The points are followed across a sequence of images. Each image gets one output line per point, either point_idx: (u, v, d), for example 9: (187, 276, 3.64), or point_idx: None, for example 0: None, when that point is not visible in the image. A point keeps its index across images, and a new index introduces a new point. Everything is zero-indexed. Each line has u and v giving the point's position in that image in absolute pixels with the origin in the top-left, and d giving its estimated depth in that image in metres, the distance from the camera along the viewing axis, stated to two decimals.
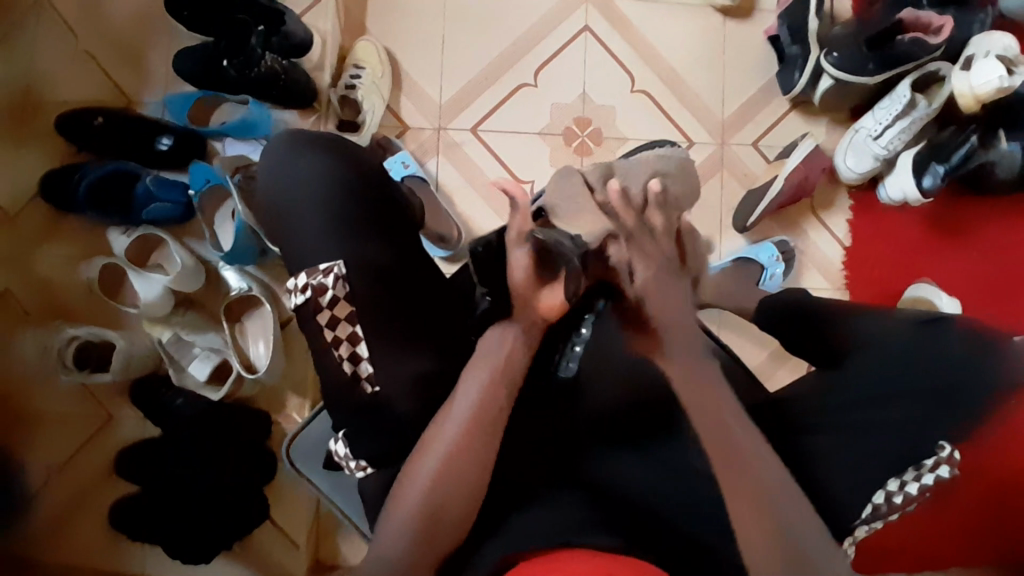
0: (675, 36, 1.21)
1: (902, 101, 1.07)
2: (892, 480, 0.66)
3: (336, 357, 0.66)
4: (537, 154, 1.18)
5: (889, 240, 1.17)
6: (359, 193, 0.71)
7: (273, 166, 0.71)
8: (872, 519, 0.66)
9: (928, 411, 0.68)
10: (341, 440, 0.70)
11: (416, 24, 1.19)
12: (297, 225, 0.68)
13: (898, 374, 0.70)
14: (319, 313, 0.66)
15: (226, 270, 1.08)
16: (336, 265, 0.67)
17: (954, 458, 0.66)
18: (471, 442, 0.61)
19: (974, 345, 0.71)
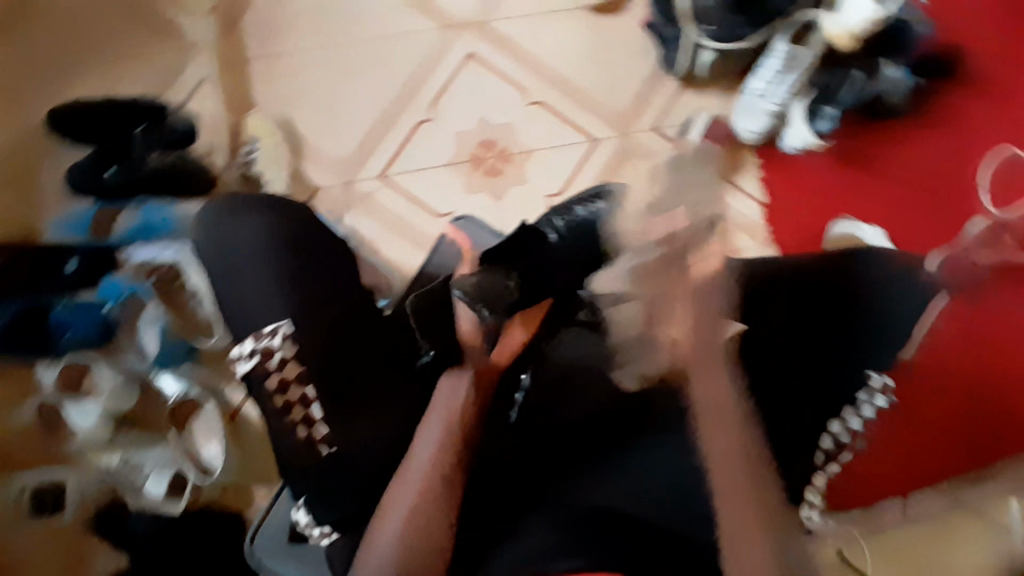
0: (558, 41, 1.23)
1: (782, 56, 1.11)
2: (836, 422, 0.75)
3: (290, 422, 0.70)
4: (450, 186, 1.18)
5: (803, 189, 1.22)
6: (298, 248, 0.78)
7: (216, 240, 0.77)
8: (828, 461, 0.76)
9: (858, 351, 0.78)
10: (303, 508, 0.72)
11: (301, 85, 1.19)
12: (239, 288, 0.75)
13: (824, 322, 0.79)
14: (267, 377, 0.71)
15: (160, 378, 1.03)
16: (282, 325, 0.73)
17: (885, 385, 0.77)
18: (430, 491, 0.65)
19: (882, 277, 0.80)
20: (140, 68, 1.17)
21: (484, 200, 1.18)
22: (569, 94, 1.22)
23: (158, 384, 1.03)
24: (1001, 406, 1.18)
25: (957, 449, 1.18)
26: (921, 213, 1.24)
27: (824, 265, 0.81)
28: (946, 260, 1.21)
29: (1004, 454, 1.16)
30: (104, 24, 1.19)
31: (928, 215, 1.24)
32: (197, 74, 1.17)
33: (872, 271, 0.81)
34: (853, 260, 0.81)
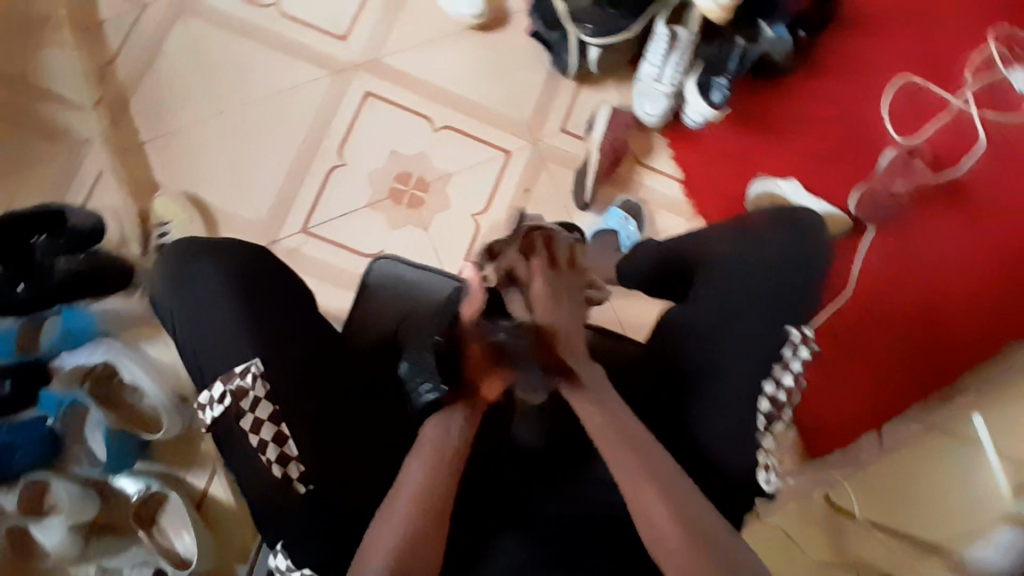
0: (449, 65, 1.25)
1: (664, 38, 1.17)
2: (769, 382, 0.73)
3: (266, 461, 0.70)
4: (375, 225, 1.19)
5: (714, 157, 1.25)
6: (262, 282, 0.76)
7: (178, 284, 0.75)
8: (769, 425, 0.73)
9: (774, 306, 0.75)
10: (279, 554, 0.68)
11: (204, 159, 1.18)
12: (206, 337, 0.73)
13: (734, 284, 0.77)
14: (243, 417, 0.70)
15: (119, 480, 1.01)
16: (252, 364, 0.71)
17: (806, 335, 0.74)
18: (424, 511, 0.64)
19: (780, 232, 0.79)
20: (36, 173, 1.15)
21: (413, 232, 1.19)
22: (472, 113, 1.23)
23: (119, 485, 1.01)
24: (941, 329, 1.25)
25: (908, 375, 1.24)
26: (830, 161, 1.29)
27: (735, 233, 0.80)
28: (866, 196, 1.27)
29: (954, 376, 1.23)
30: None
31: (835, 159, 1.29)
32: (96, 167, 1.16)
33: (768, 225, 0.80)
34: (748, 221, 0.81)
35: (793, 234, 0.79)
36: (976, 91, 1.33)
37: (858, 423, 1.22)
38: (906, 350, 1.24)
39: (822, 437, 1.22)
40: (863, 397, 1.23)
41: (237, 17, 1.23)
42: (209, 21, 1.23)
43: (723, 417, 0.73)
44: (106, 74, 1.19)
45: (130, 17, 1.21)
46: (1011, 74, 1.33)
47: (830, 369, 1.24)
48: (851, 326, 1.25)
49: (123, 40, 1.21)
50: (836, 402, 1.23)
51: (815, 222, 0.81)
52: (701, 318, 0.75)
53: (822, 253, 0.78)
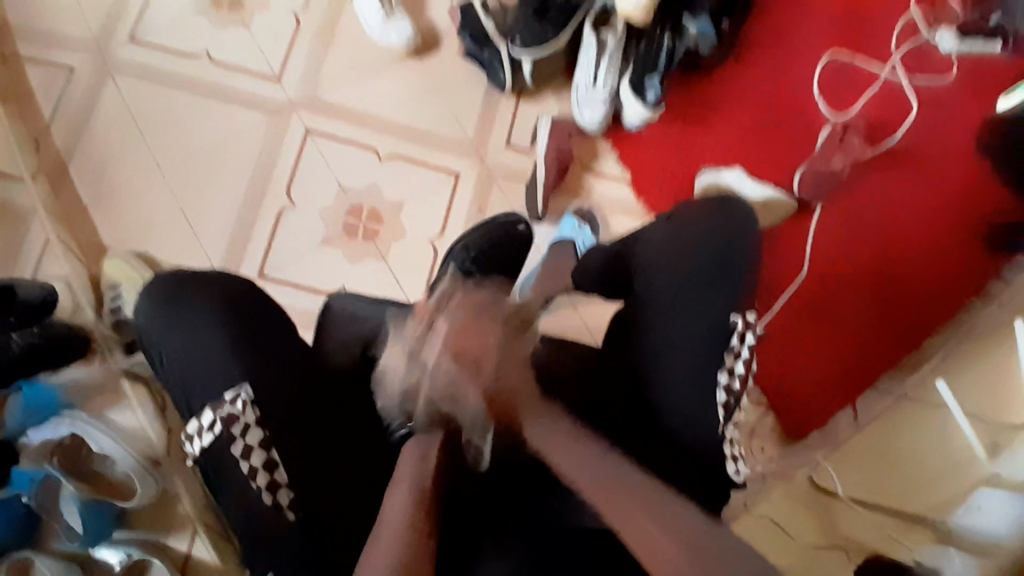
0: (387, 94, 1.26)
1: (594, 45, 1.20)
2: (723, 373, 0.74)
3: (257, 488, 0.71)
4: (333, 261, 1.19)
5: (658, 154, 1.28)
6: (250, 318, 0.77)
7: (171, 318, 0.77)
8: (729, 416, 0.75)
9: (718, 295, 0.76)
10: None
11: (151, 216, 1.17)
12: (199, 370, 0.75)
13: (677, 278, 0.78)
14: (233, 444, 0.72)
15: (99, 550, 0.98)
16: (242, 391, 0.73)
17: (749, 321, 0.76)
18: (417, 537, 0.59)
19: (709, 220, 0.81)
20: None
21: (372, 263, 1.19)
22: (415, 139, 1.24)
23: (97, 557, 0.99)
24: (905, 292, 1.27)
25: (879, 342, 1.23)
26: (772, 143, 1.32)
27: (669, 224, 0.83)
28: (809, 174, 1.29)
29: (928, 335, 1.23)
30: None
31: (775, 142, 1.32)
32: (41, 237, 1.14)
33: (695, 216, 0.82)
34: (679, 212, 0.84)
35: (721, 220, 0.81)
36: (898, 61, 1.37)
37: (845, 396, 1.20)
38: (875, 318, 1.25)
39: (804, 416, 1.18)
40: (837, 370, 1.22)
41: (167, 70, 1.23)
42: (139, 78, 1.22)
43: (687, 415, 0.74)
44: (40, 143, 1.18)
45: (58, 83, 1.21)
46: (935, 37, 1.39)
47: (798, 347, 1.24)
48: (813, 301, 1.26)
49: (54, 107, 1.20)
50: (810, 378, 1.21)
51: (742, 205, 0.83)
52: (648, 324, 0.77)
53: (751, 236, 0.81)
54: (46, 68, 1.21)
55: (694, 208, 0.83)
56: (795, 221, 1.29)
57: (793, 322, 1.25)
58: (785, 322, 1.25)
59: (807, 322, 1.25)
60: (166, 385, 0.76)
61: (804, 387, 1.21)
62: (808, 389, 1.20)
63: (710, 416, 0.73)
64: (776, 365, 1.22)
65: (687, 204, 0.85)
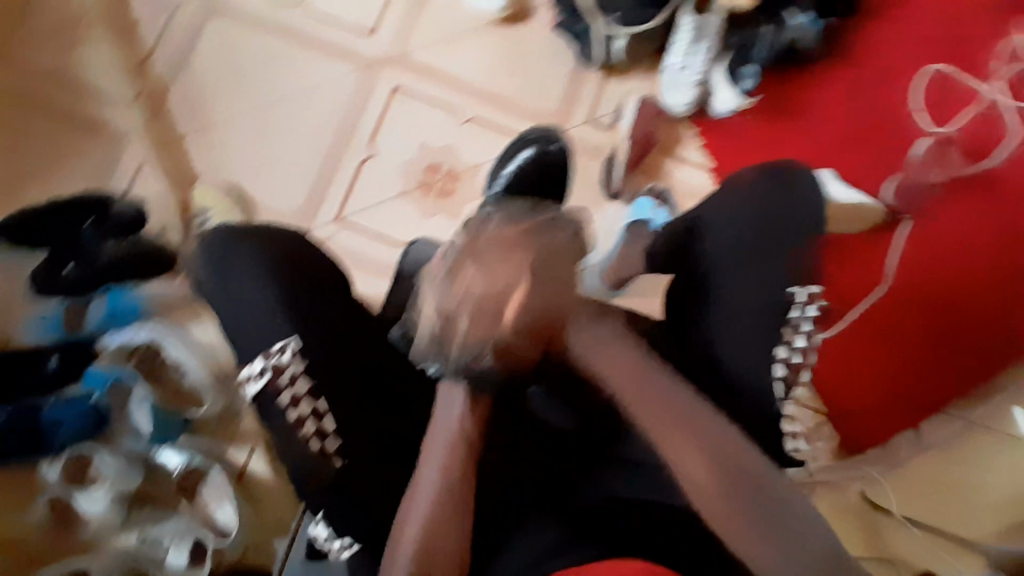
0: (471, 59, 1.27)
1: (689, 28, 1.18)
2: (783, 349, 0.74)
3: (303, 437, 0.71)
4: (406, 215, 1.21)
5: (738, 143, 1.25)
6: (295, 266, 0.78)
7: (216, 265, 0.79)
8: (787, 390, 0.75)
9: (782, 270, 0.74)
10: (322, 523, 0.74)
11: (240, 151, 1.23)
12: (248, 311, 0.75)
13: (742, 251, 0.77)
14: (279, 395, 0.71)
15: (162, 453, 1.05)
16: (290, 342, 0.73)
17: (812, 294, 0.73)
18: (450, 496, 0.65)
19: (779, 190, 0.78)
20: (76, 165, 1.20)
21: (442, 221, 1.21)
22: (496, 104, 1.25)
23: (160, 460, 1.05)
24: (988, 316, 1.18)
25: (961, 372, 1.16)
26: (859, 144, 1.26)
27: (727, 192, 0.81)
28: (900, 185, 1.25)
29: (1006, 363, 1.16)
30: (29, 130, 1.21)
31: (864, 142, 1.26)
32: (136, 161, 1.21)
33: (758, 185, 0.79)
34: (740, 178, 0.81)
35: (785, 190, 0.78)
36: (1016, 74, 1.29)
37: (907, 413, 1.14)
38: (953, 338, 1.17)
39: (860, 430, 1.14)
40: (909, 392, 1.15)
41: (268, 15, 1.28)
42: (241, 20, 1.28)
43: (750, 397, 0.74)
44: (144, 71, 1.25)
45: (165, 17, 1.27)
46: None
47: (872, 362, 1.17)
48: (895, 316, 1.19)
49: (160, 41, 1.26)
50: (878, 395, 1.15)
51: (810, 180, 0.79)
52: (714, 299, 0.77)
53: (817, 212, 0.77)
54: (158, 2, 1.28)
55: (757, 176, 0.80)
56: (882, 232, 1.22)
57: (864, 336, 1.18)
58: (859, 335, 1.18)
59: (879, 336, 1.18)
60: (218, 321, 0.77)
61: (868, 403, 1.15)
62: (871, 405, 1.15)
63: (773, 395, 0.74)
64: (840, 378, 1.16)
65: (751, 168, 0.82)
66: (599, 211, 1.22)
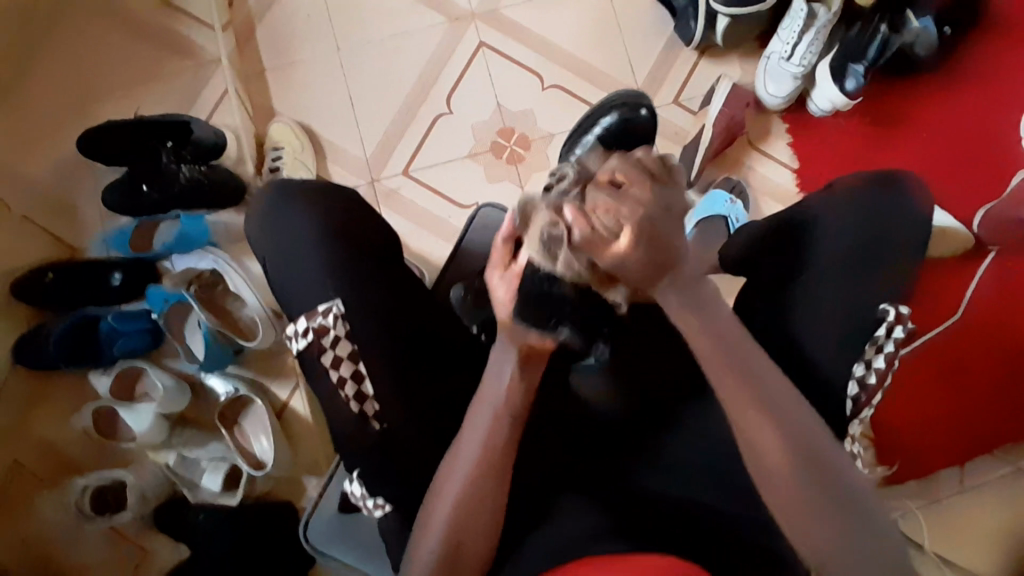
0: (562, 24, 1.22)
1: (800, 15, 1.09)
2: (858, 366, 0.70)
3: (343, 398, 0.71)
4: (472, 177, 1.19)
5: (832, 146, 1.18)
6: (350, 229, 0.77)
7: (271, 216, 0.78)
8: (856, 412, 0.70)
9: (869, 286, 0.71)
10: (357, 481, 0.72)
11: (319, 91, 1.22)
12: (300, 265, 0.75)
13: (830, 261, 0.73)
14: (322, 355, 0.72)
15: (210, 379, 1.09)
16: (333, 305, 0.73)
17: (902, 315, 0.70)
18: (489, 471, 0.63)
19: (879, 202, 0.74)
20: (162, 85, 1.22)
21: (508, 188, 1.19)
22: (581, 74, 1.21)
23: (209, 383, 1.10)
24: None
25: None
26: (960, 164, 1.17)
27: (820, 199, 0.77)
28: (991, 212, 1.11)
29: None
30: (121, 44, 1.23)
31: (967, 163, 1.17)
32: (220, 88, 1.21)
33: (857, 193, 0.75)
34: (839, 185, 0.78)
35: (888, 202, 0.74)
36: None
37: (965, 452, 1.09)
38: None
39: (913, 463, 1.09)
40: (962, 432, 1.09)
41: None
42: None
43: (815, 412, 0.71)
44: None
45: None
46: None
47: (926, 400, 1.10)
48: (957, 353, 1.11)
49: None
50: (926, 432, 1.09)
51: (919, 197, 0.75)
52: (793, 306, 0.73)
53: (919, 232, 0.73)
54: None
55: (858, 186, 0.75)
56: (960, 263, 1.13)
57: (933, 367, 1.11)
58: (928, 365, 1.12)
59: (950, 369, 1.11)
60: (270, 268, 0.77)
61: (926, 436, 1.10)
62: (930, 438, 1.10)
63: (842, 415, 0.70)
64: (898, 406, 1.10)
65: (850, 176, 0.78)
66: None
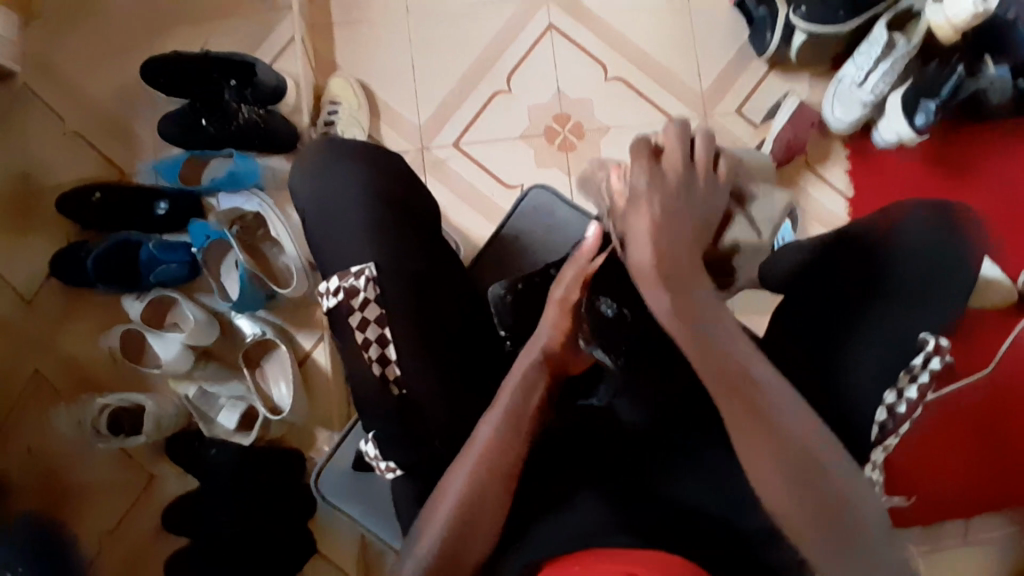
0: (637, 17, 1.21)
1: (880, 43, 1.06)
2: (891, 393, 0.70)
3: (366, 359, 0.71)
4: (522, 159, 1.19)
5: (889, 177, 1.16)
6: (394, 195, 0.77)
7: (314, 175, 0.77)
8: (882, 437, 0.70)
9: (910, 315, 0.72)
10: (371, 441, 0.70)
11: (384, 51, 1.22)
12: (339, 227, 0.75)
13: (875, 284, 0.74)
14: (350, 315, 0.71)
15: (238, 318, 1.12)
16: (366, 268, 0.72)
17: (942, 346, 0.70)
18: (500, 459, 0.62)
19: (937, 234, 0.74)
20: (230, 23, 1.22)
21: (556, 175, 1.18)
22: (648, 70, 1.19)
23: (235, 324, 1.13)
24: None
25: None
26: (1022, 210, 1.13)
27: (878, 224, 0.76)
28: None
29: None
30: None
31: None
32: (287, 34, 1.21)
33: (917, 224, 0.74)
34: (904, 212, 0.76)
35: (944, 238, 0.74)
36: None
37: (983, 505, 1.07)
38: None
39: (923, 510, 1.07)
40: (972, 484, 1.07)
41: None
42: None
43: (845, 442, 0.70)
44: None
45: None
46: None
47: (939, 448, 1.08)
48: (978, 406, 1.08)
49: None
50: (936, 479, 1.07)
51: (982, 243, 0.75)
52: (836, 326, 0.73)
53: (975, 277, 0.73)
54: None
55: (924, 220, 0.74)
56: (1000, 318, 1.09)
57: (960, 418, 1.08)
58: (955, 416, 1.08)
59: (975, 421, 1.08)
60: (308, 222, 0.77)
61: (945, 488, 1.07)
62: (948, 491, 1.07)
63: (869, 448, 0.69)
64: (921, 457, 1.07)
65: (919, 206, 0.75)
66: None
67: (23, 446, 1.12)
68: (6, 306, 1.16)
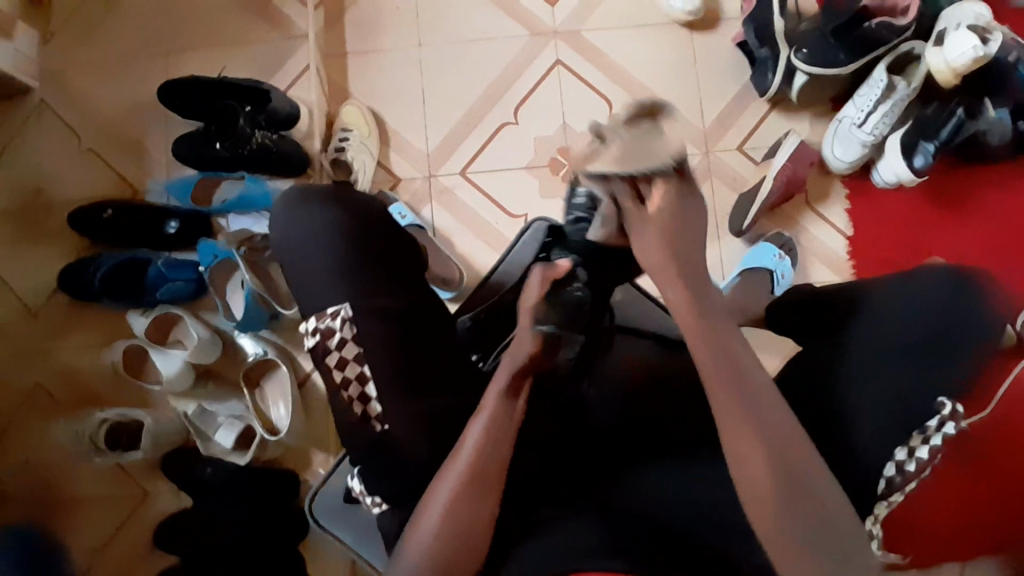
0: (642, 55, 1.24)
1: (880, 86, 1.09)
2: (901, 450, 0.69)
3: (346, 398, 0.70)
4: (527, 189, 1.21)
5: (891, 217, 1.17)
6: (370, 242, 0.74)
7: (289, 221, 0.75)
8: (887, 491, 0.70)
9: (918, 370, 0.72)
10: (356, 478, 0.73)
11: (395, 81, 1.25)
12: (312, 276, 0.73)
13: (880, 338, 0.75)
14: (328, 355, 0.70)
15: (241, 338, 1.13)
16: (342, 308, 0.71)
17: (956, 412, 0.70)
18: (479, 475, 0.62)
19: (955, 292, 0.75)
20: (248, 51, 1.26)
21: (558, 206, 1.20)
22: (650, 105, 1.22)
23: (238, 342, 1.13)
24: None
25: None
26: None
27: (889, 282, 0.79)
28: None
29: None
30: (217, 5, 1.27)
31: None
32: (302, 62, 1.25)
33: (936, 282, 0.75)
34: (920, 273, 0.78)
35: (959, 298, 0.74)
36: None
37: (984, 546, 1.06)
38: None
39: (926, 548, 1.06)
40: (975, 524, 1.06)
41: None
42: None
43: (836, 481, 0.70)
44: None
45: None
46: None
47: (935, 483, 1.06)
48: (990, 444, 1.07)
49: None
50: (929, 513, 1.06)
51: (989, 302, 0.76)
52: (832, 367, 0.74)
53: (985, 335, 0.74)
54: None
55: (945, 281, 0.75)
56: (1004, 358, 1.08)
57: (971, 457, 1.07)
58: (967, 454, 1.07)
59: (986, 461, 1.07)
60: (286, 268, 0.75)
61: (949, 525, 1.06)
62: (952, 527, 1.06)
63: (867, 490, 0.69)
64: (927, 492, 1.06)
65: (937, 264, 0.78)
66: (718, 243, 1.18)
67: (19, 459, 1.13)
68: (8, 315, 1.18)
